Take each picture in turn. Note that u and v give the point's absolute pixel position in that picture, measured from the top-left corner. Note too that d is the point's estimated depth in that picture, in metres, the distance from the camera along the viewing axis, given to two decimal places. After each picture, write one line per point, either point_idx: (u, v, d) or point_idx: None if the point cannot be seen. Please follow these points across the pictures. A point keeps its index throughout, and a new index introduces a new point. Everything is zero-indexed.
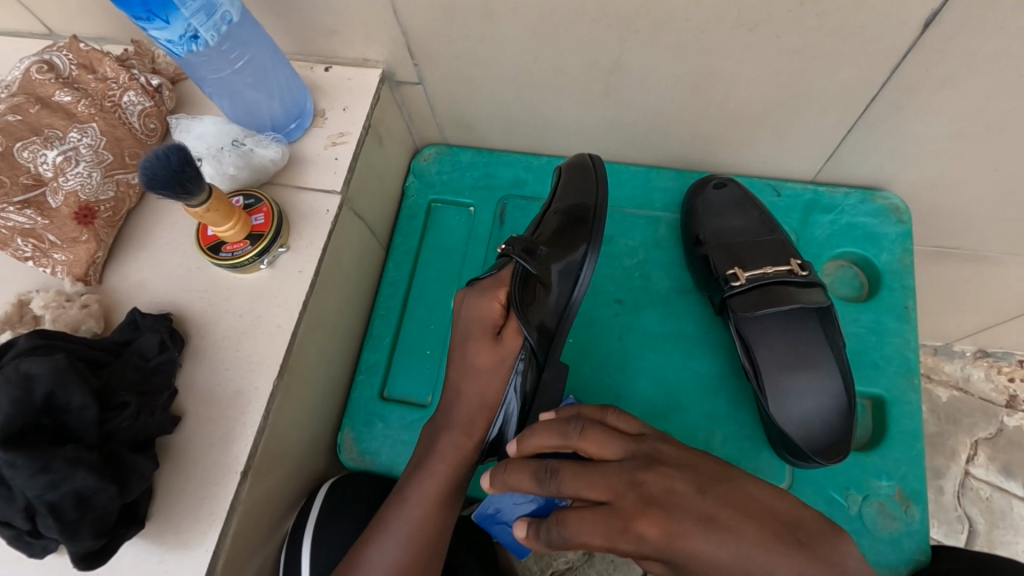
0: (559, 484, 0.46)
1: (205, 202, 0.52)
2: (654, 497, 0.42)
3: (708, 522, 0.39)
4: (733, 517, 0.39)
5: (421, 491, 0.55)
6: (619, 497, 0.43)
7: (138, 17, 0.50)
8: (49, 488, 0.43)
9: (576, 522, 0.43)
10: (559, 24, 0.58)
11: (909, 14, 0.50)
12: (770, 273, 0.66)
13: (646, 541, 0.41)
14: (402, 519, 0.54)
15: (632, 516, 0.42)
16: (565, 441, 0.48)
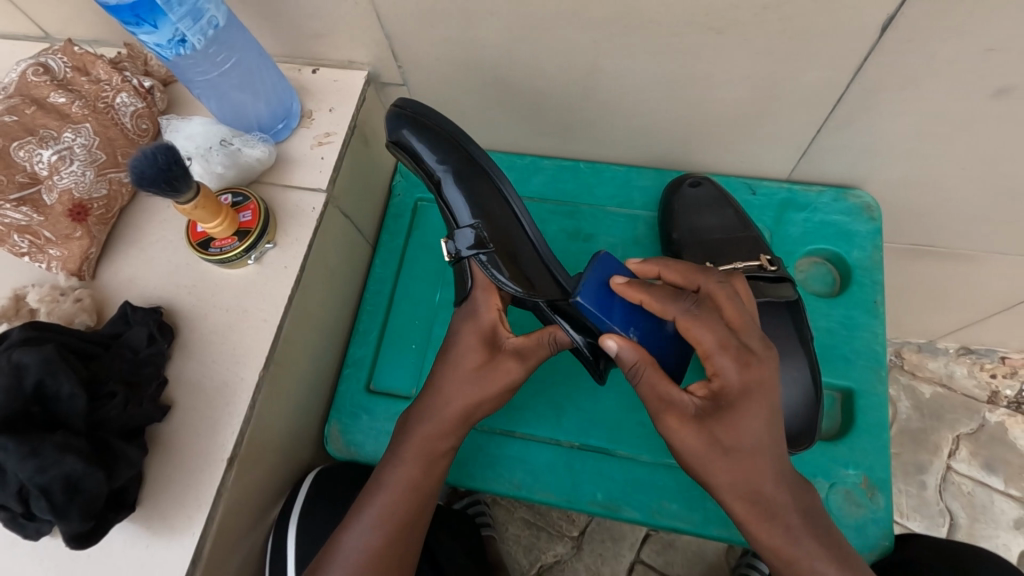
0: (694, 317, 0.50)
1: (193, 199, 0.54)
2: (750, 359, 0.49)
3: (772, 412, 0.49)
4: (773, 404, 0.49)
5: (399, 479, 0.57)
6: (726, 344, 0.49)
7: (127, 22, 0.52)
8: (38, 472, 0.45)
9: (716, 358, 0.49)
10: (535, 28, 0.60)
11: (868, 18, 0.52)
12: (741, 268, 0.69)
13: (732, 380, 0.49)
14: (382, 505, 0.56)
15: (725, 358, 0.49)
16: (701, 277, 0.54)
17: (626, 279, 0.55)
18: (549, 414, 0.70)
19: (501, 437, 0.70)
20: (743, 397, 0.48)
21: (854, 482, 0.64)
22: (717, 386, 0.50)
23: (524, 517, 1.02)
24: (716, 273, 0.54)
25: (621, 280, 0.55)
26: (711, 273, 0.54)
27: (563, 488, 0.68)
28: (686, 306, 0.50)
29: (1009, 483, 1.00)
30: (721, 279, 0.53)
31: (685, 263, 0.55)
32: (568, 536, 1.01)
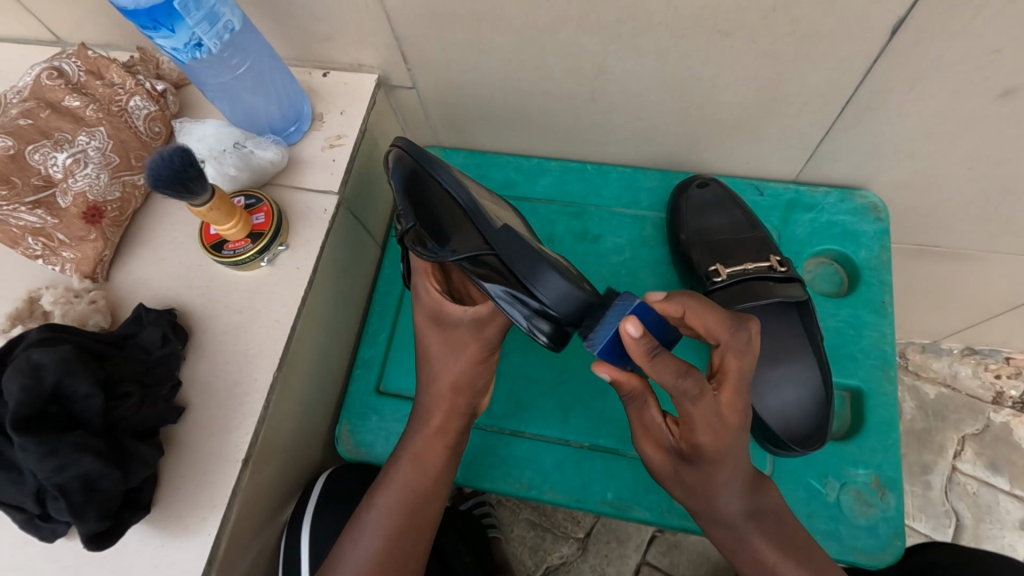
0: (698, 402, 0.46)
1: (208, 202, 0.54)
2: (726, 436, 0.48)
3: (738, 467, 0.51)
4: (740, 465, 0.51)
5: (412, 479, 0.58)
6: (710, 421, 0.47)
7: (145, 27, 0.53)
8: (58, 471, 0.46)
9: (697, 430, 0.47)
10: (545, 31, 0.61)
11: (876, 20, 0.53)
12: (750, 269, 0.70)
13: (706, 451, 0.48)
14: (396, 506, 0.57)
15: (705, 433, 0.48)
16: (724, 338, 0.50)
17: (641, 333, 0.43)
18: (558, 414, 0.70)
19: (511, 437, 0.70)
20: (712, 463, 0.49)
21: (864, 481, 0.64)
22: (692, 448, 0.50)
23: (529, 518, 1.02)
24: (743, 336, 0.49)
25: (634, 334, 0.43)
26: (736, 339, 0.49)
27: (573, 488, 0.68)
28: (696, 391, 0.45)
29: (1014, 483, 1.01)
30: (747, 345, 0.49)
31: (721, 315, 0.49)
32: (574, 537, 1.01)
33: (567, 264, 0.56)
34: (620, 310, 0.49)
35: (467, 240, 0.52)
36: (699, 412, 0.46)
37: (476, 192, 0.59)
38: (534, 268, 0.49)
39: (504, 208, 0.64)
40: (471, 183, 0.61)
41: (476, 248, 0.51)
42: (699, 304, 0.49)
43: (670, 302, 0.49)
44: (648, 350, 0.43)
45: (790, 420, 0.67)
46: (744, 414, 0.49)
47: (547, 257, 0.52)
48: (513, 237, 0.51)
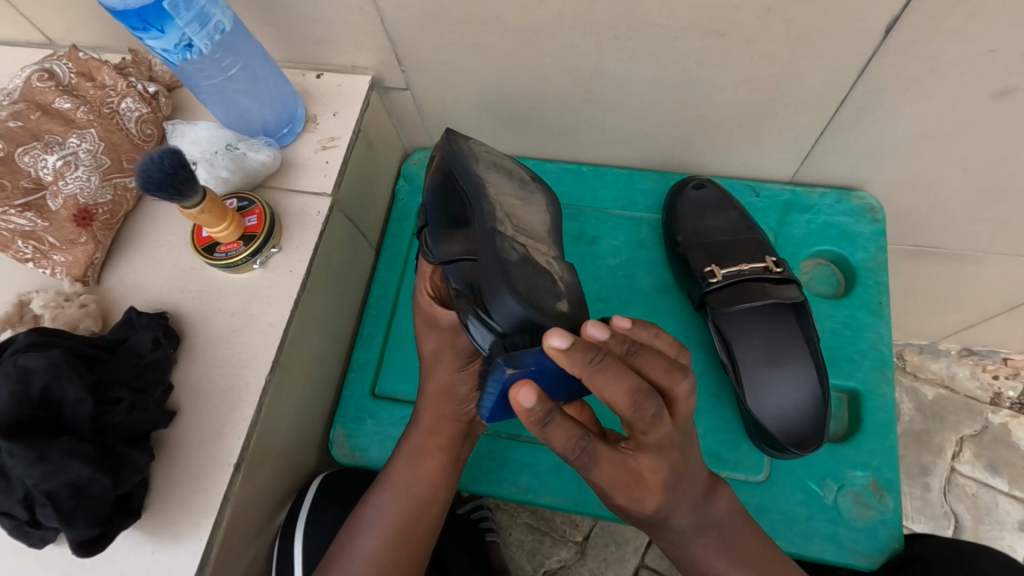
0: (594, 469, 0.47)
1: (200, 204, 0.54)
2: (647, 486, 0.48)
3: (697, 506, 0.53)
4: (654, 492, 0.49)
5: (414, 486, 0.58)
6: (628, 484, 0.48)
7: (135, 28, 0.52)
8: (46, 478, 0.45)
9: (610, 489, 0.48)
10: (539, 32, 0.60)
11: (870, 21, 0.52)
12: (747, 269, 0.69)
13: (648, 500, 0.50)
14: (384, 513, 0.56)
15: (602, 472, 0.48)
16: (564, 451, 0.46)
17: (535, 404, 0.42)
18: None
19: (508, 441, 0.70)
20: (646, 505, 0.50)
21: (862, 483, 0.64)
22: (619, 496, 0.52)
23: (527, 522, 1.02)
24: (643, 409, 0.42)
25: (524, 403, 0.42)
26: (642, 418, 0.43)
27: (569, 491, 0.67)
28: (583, 461, 0.46)
29: (1013, 484, 1.00)
30: (653, 421, 0.43)
31: (622, 386, 0.41)
32: (572, 541, 1.00)
33: (566, 295, 0.51)
34: (495, 379, 0.45)
35: (460, 245, 0.53)
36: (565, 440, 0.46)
37: (506, 198, 0.56)
38: (492, 282, 0.47)
39: (536, 216, 0.59)
40: (503, 187, 0.57)
41: (462, 252, 0.52)
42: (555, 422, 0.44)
43: (571, 358, 0.39)
44: (541, 419, 0.43)
45: (787, 423, 0.67)
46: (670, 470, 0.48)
47: (522, 278, 0.48)
48: (496, 247, 0.49)
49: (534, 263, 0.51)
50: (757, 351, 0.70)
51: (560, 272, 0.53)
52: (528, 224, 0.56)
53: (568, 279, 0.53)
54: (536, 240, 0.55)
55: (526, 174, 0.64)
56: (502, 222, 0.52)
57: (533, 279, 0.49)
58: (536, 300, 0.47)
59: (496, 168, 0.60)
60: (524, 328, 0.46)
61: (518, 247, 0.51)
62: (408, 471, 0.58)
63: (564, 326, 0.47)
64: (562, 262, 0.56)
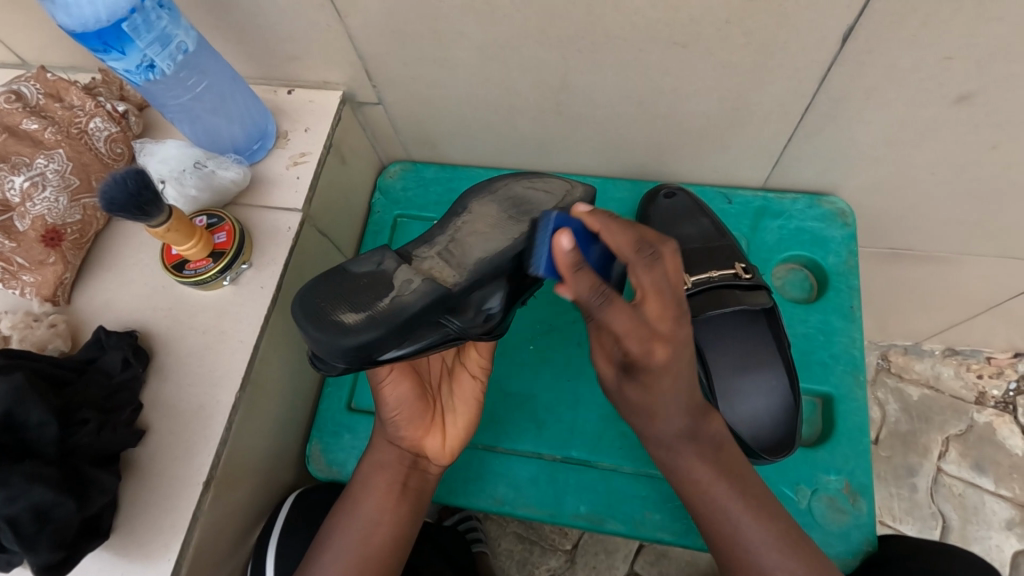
0: (655, 270, 0.46)
1: (165, 223, 0.54)
2: (654, 340, 0.47)
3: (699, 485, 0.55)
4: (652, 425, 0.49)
5: (362, 505, 0.58)
6: (656, 331, 0.46)
7: (95, 50, 0.52)
8: (7, 502, 0.45)
9: (623, 338, 0.46)
10: (503, 46, 0.61)
11: (826, 31, 0.53)
12: (716, 277, 0.69)
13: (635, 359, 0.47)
14: (341, 538, 0.56)
15: (632, 340, 0.46)
16: (630, 256, 0.47)
17: (573, 247, 0.44)
18: (531, 427, 0.70)
19: (484, 452, 0.70)
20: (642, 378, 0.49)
21: (836, 488, 0.64)
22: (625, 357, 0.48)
23: (516, 531, 1.02)
24: (648, 253, 0.47)
25: (566, 246, 0.44)
26: (642, 256, 0.47)
27: (546, 501, 0.67)
28: (648, 253, 0.47)
29: (999, 484, 1.00)
30: (649, 263, 0.46)
31: (629, 235, 0.48)
32: (562, 550, 1.00)
33: (374, 313, 0.42)
34: (545, 228, 0.49)
35: None
36: (617, 324, 0.45)
37: (474, 217, 0.50)
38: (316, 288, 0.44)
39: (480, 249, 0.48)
40: (488, 212, 0.51)
41: None
42: (618, 221, 0.49)
43: (594, 216, 0.49)
44: (574, 265, 0.45)
45: (760, 430, 0.66)
46: (676, 323, 0.47)
47: (340, 282, 0.44)
48: (359, 261, 0.46)
49: (382, 279, 0.44)
50: (728, 359, 0.70)
51: (408, 295, 0.44)
52: (465, 244, 0.48)
53: (407, 303, 0.43)
54: (447, 262, 0.47)
55: (555, 207, 0.52)
56: (434, 239, 0.49)
57: (358, 290, 0.44)
58: (313, 304, 0.43)
59: (510, 198, 0.52)
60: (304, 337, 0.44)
61: (385, 262, 0.45)
62: (359, 489, 0.59)
63: (320, 334, 0.41)
64: (439, 289, 0.45)
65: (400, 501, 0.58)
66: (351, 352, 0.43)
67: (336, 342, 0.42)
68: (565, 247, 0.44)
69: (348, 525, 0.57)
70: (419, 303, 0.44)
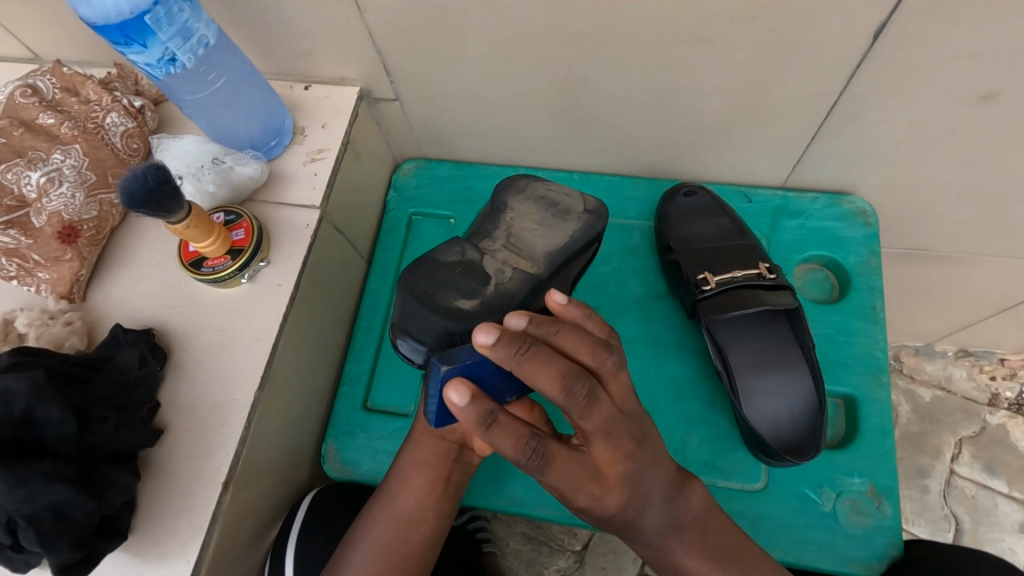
0: (592, 405, 0.43)
1: (184, 219, 0.53)
2: (596, 480, 0.47)
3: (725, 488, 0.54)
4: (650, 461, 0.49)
5: (401, 494, 0.57)
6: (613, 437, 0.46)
7: (116, 43, 0.51)
8: (26, 501, 0.44)
9: (560, 485, 0.46)
10: (524, 42, 0.60)
11: (854, 28, 0.52)
12: (739, 277, 0.68)
13: (586, 507, 0.49)
14: (369, 538, 0.55)
15: (578, 472, 0.46)
16: (577, 363, 0.44)
17: (467, 401, 0.41)
18: (549, 427, 0.69)
19: (501, 452, 0.69)
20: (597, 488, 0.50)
21: (860, 490, 0.63)
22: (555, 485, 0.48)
23: (525, 532, 1.01)
24: (579, 394, 0.42)
25: (458, 403, 0.41)
26: (578, 387, 0.42)
27: (565, 503, 0.67)
28: (584, 394, 0.42)
29: (1012, 486, 1.00)
30: (585, 406, 0.43)
31: (578, 338, 0.44)
32: (571, 550, 0.99)
33: (486, 300, 0.54)
34: (466, 350, 0.45)
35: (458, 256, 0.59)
36: (554, 481, 0.45)
37: (521, 214, 0.60)
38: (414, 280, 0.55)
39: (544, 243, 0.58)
40: (528, 211, 0.60)
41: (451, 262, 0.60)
42: (530, 356, 0.41)
43: (498, 350, 0.40)
44: (481, 419, 0.41)
45: (781, 430, 0.66)
46: (626, 411, 0.47)
47: (444, 280, 0.55)
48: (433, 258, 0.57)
49: (473, 268, 0.56)
50: (749, 359, 0.69)
51: (506, 282, 0.55)
52: (525, 239, 0.58)
53: (507, 290, 0.55)
54: (517, 254, 0.57)
55: (581, 206, 0.61)
56: (493, 233, 0.59)
57: (458, 280, 0.55)
58: (430, 297, 0.54)
59: (541, 197, 0.61)
60: (405, 321, 0.55)
61: (467, 253, 0.57)
62: (397, 487, 0.58)
63: (448, 320, 0.52)
64: (525, 277, 0.56)
65: (435, 501, 0.58)
66: (443, 338, 0.54)
67: (448, 325, 0.52)
68: (457, 404, 0.41)
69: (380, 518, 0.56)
70: (513, 286, 0.56)
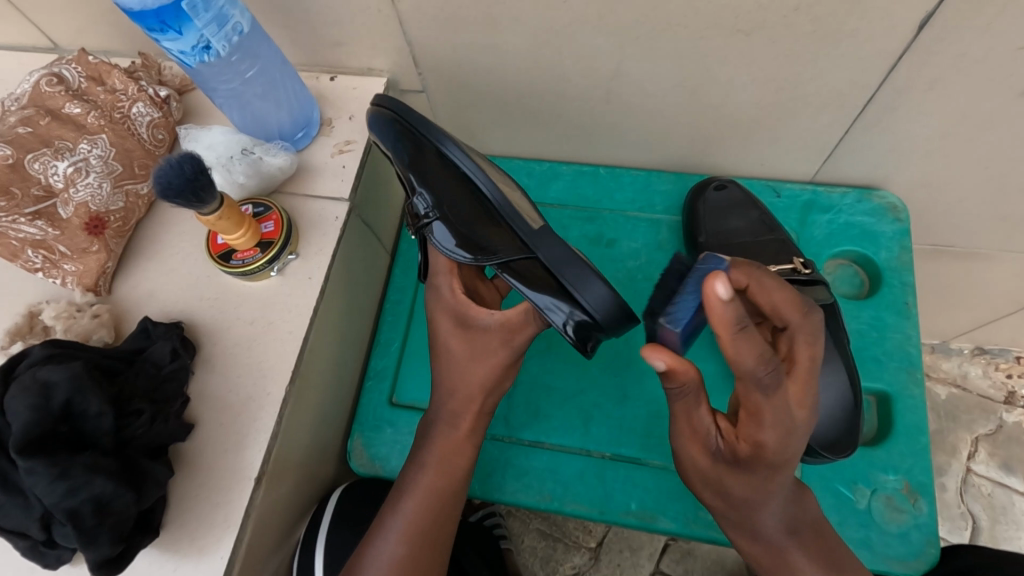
0: (772, 394, 0.45)
1: (217, 211, 0.52)
2: (792, 436, 0.48)
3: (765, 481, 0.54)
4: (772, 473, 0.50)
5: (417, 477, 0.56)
6: (784, 420, 0.47)
7: (151, 29, 0.51)
8: (67, 495, 0.44)
9: (766, 427, 0.47)
10: (559, 33, 0.59)
11: (900, 20, 0.52)
12: (773, 271, 0.68)
13: (767, 450, 0.48)
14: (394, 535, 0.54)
15: (771, 433, 0.47)
16: (751, 370, 0.43)
17: (730, 297, 0.40)
18: (579, 423, 0.69)
19: (530, 448, 0.68)
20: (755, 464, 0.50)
21: (895, 487, 0.63)
22: (751, 447, 0.50)
23: (540, 529, 1.00)
24: (811, 315, 0.46)
25: (721, 295, 0.40)
26: (767, 368, 0.43)
27: (596, 499, 0.66)
28: (770, 379, 0.44)
29: None
30: (811, 341, 0.47)
31: (758, 347, 0.42)
32: (586, 547, 0.99)
33: None
34: (584, 291, 0.47)
35: (501, 239, 0.51)
36: (767, 416, 0.46)
37: (497, 177, 0.57)
38: (578, 271, 0.48)
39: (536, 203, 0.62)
40: (491, 170, 0.58)
41: (506, 248, 0.50)
42: (762, 279, 0.44)
43: (726, 307, 0.40)
44: (735, 319, 0.41)
45: None
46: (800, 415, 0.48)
47: (583, 264, 0.49)
48: (557, 244, 0.50)
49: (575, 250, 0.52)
50: None
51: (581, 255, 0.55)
52: (523, 205, 0.56)
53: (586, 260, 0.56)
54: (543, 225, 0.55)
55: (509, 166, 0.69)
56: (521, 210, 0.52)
57: (591, 264, 0.51)
58: (600, 274, 0.49)
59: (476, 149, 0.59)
60: (610, 311, 0.47)
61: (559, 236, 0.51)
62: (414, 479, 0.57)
63: (629, 299, 0.49)
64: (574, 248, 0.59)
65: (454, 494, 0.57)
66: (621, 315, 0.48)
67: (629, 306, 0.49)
68: (723, 295, 0.40)
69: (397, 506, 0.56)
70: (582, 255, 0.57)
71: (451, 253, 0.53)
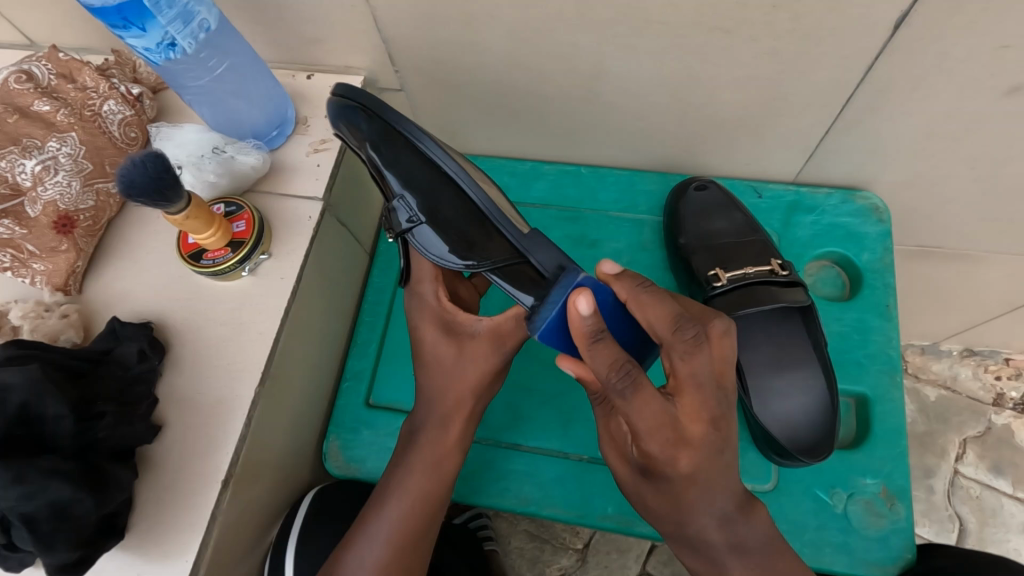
0: (633, 398, 0.40)
1: (184, 210, 0.52)
2: (682, 448, 0.42)
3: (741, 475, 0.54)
4: (715, 484, 0.45)
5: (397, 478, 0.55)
6: (658, 430, 0.41)
7: (115, 26, 0.50)
8: (25, 499, 0.43)
9: (646, 438, 0.42)
10: (536, 30, 0.59)
11: (879, 17, 0.51)
12: (752, 273, 0.68)
13: (656, 460, 0.43)
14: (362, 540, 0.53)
15: (653, 444, 0.42)
16: (667, 336, 0.42)
17: (592, 311, 0.40)
18: (556, 425, 0.68)
19: (507, 450, 0.68)
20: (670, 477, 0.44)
21: (873, 491, 0.62)
22: (644, 457, 0.45)
23: (526, 530, 1.00)
24: (690, 332, 0.41)
25: (585, 309, 0.40)
26: (680, 338, 0.41)
27: (573, 502, 0.65)
28: (626, 386, 0.40)
29: (1017, 486, 0.99)
30: (693, 345, 0.41)
31: (666, 309, 0.42)
32: (573, 548, 0.98)
33: None
34: (564, 285, 0.44)
35: (491, 246, 0.48)
36: (641, 419, 0.41)
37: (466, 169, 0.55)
38: (578, 285, 0.46)
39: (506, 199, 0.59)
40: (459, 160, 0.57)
41: (500, 255, 0.48)
42: (649, 291, 0.43)
43: (620, 283, 0.44)
44: (593, 332, 0.41)
45: (794, 428, 0.65)
46: (711, 425, 0.42)
47: (579, 269, 0.46)
48: (550, 248, 0.47)
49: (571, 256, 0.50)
50: (762, 357, 0.68)
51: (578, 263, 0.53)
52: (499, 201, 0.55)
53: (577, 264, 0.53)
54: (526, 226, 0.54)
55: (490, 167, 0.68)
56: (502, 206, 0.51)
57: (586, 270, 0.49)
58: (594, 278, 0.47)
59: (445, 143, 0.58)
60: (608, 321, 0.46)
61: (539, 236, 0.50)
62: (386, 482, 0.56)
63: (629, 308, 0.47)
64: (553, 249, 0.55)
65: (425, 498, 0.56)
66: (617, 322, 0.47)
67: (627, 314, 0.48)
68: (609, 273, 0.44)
69: (379, 507, 0.55)
70: None
71: (444, 261, 0.50)
